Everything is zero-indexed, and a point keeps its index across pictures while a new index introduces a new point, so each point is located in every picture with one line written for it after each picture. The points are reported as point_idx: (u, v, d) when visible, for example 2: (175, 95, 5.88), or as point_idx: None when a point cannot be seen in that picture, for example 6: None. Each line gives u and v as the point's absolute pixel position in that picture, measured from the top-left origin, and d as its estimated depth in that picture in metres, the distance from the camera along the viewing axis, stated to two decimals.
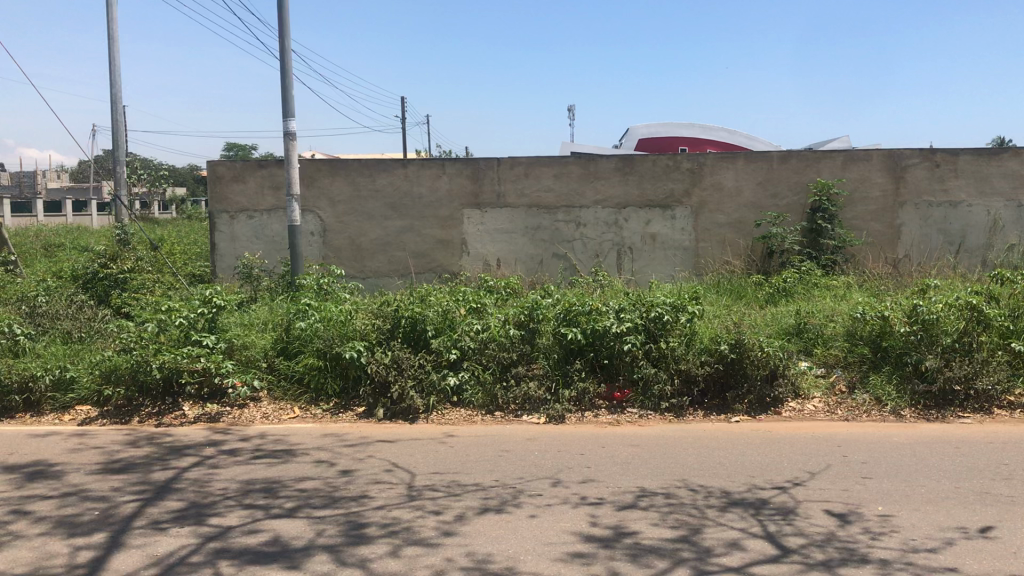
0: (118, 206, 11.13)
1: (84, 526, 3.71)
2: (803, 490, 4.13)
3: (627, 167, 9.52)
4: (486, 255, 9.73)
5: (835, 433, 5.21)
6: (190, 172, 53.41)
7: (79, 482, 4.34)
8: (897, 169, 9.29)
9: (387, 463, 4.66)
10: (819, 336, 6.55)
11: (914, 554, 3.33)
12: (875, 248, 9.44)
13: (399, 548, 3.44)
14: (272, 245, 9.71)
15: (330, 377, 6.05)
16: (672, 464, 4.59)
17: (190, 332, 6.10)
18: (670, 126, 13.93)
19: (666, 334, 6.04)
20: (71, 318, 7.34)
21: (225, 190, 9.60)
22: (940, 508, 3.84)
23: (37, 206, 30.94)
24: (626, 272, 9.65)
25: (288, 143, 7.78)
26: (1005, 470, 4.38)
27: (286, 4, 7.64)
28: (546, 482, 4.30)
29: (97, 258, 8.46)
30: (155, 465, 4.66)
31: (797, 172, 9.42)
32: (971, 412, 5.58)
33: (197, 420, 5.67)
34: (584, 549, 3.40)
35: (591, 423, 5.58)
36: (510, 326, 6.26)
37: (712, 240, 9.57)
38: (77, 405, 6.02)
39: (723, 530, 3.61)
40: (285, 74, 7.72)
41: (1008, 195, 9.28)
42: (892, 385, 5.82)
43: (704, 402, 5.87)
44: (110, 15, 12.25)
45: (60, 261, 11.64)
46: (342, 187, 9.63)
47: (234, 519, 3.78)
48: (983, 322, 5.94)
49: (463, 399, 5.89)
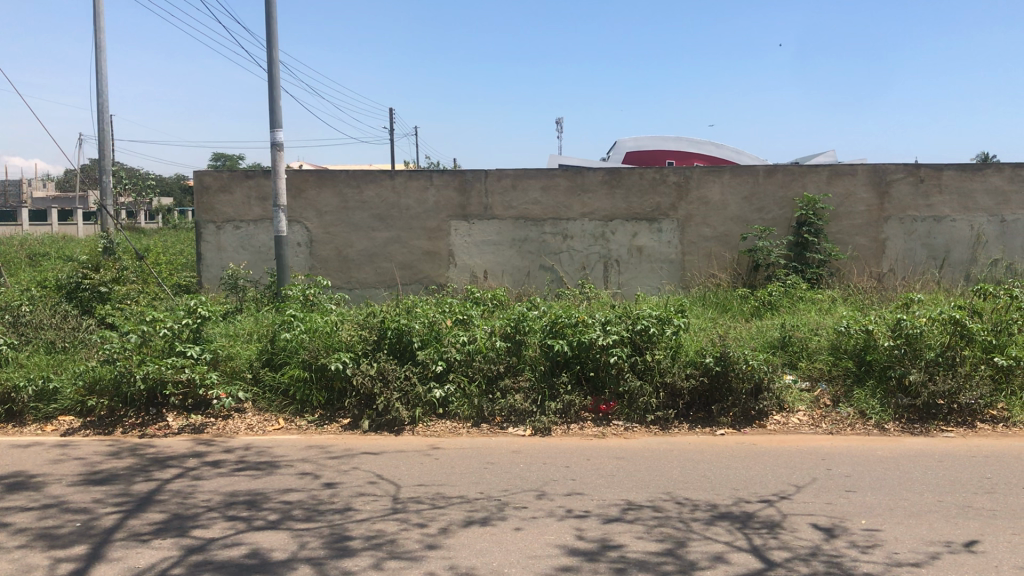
0: (104, 216, 11.09)
1: (65, 538, 3.66)
2: (788, 503, 4.15)
3: (614, 180, 9.56)
4: (474, 267, 9.74)
5: (818, 447, 5.22)
6: (179, 183, 53.67)
7: (60, 493, 4.29)
8: (882, 183, 9.39)
9: (371, 476, 4.63)
10: (804, 349, 6.62)
11: (899, 568, 3.35)
12: (860, 262, 9.52)
13: (382, 561, 3.41)
14: (259, 255, 9.69)
15: (315, 389, 6.02)
16: (657, 477, 4.59)
17: (175, 341, 6.06)
18: (659, 139, 14.11)
19: (652, 347, 6.06)
20: (55, 329, 7.32)
21: (212, 199, 9.57)
22: (924, 521, 3.86)
23: (22, 215, 30.87)
24: (613, 285, 9.70)
25: (275, 153, 7.78)
26: (987, 484, 4.40)
27: (275, 16, 7.67)
28: (531, 494, 4.29)
29: (81, 267, 8.35)
30: (138, 477, 4.61)
31: (782, 187, 9.51)
32: (955, 427, 5.60)
33: (181, 431, 5.62)
34: (569, 563, 3.39)
35: (577, 435, 5.57)
36: (497, 338, 6.24)
37: (698, 254, 9.63)
38: (60, 415, 5.95)
39: (709, 543, 3.61)
40: (272, 85, 7.73)
41: (991, 211, 9.39)
42: (875, 399, 5.85)
43: (689, 415, 5.89)
44: (96, 25, 12.22)
45: (42, 271, 11.61)
46: (330, 198, 9.63)
47: (217, 531, 3.74)
48: (966, 337, 5.97)
49: (449, 412, 5.89)
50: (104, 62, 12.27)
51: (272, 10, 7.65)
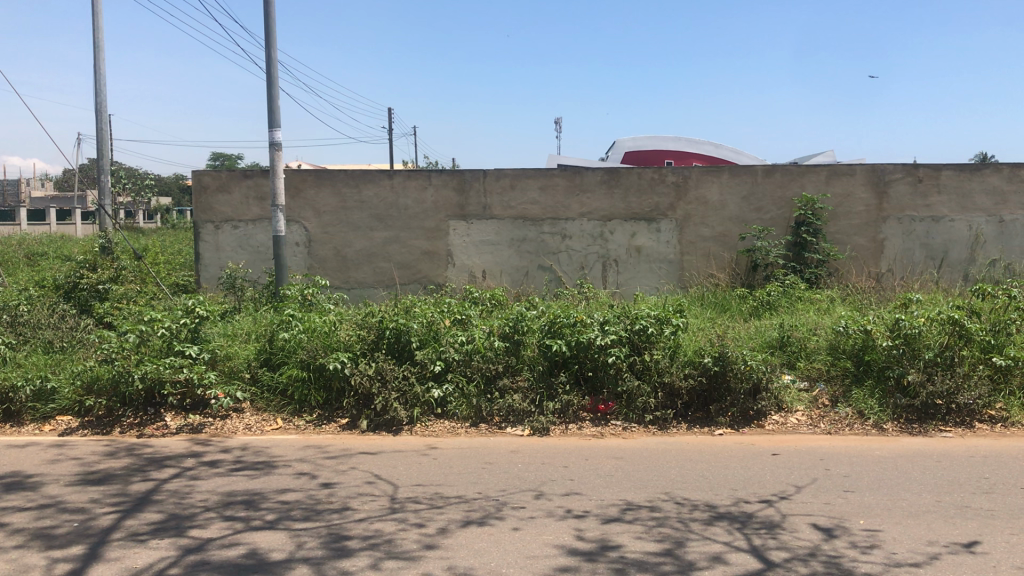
0: (102, 216, 11.06)
1: (62, 538, 3.66)
2: (787, 503, 4.15)
3: (612, 180, 9.56)
4: (473, 267, 9.73)
5: (816, 447, 5.22)
6: (178, 182, 53.37)
7: (57, 493, 4.28)
8: (881, 183, 9.39)
9: (369, 476, 4.62)
10: (803, 349, 6.62)
11: (897, 568, 3.35)
12: (858, 262, 9.53)
13: (380, 562, 3.41)
14: (258, 255, 9.68)
15: (314, 389, 6.01)
16: (655, 477, 4.59)
17: (173, 341, 6.05)
18: (658, 139, 14.12)
19: (650, 347, 6.06)
20: (53, 329, 7.31)
21: (210, 199, 9.56)
22: (922, 521, 3.86)
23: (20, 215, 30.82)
24: (611, 285, 9.70)
25: (273, 153, 7.77)
26: (986, 485, 4.40)
27: (272, 15, 7.66)
28: (530, 494, 4.29)
29: (79, 267, 8.33)
30: (135, 477, 4.61)
31: (781, 187, 9.51)
32: (953, 427, 5.60)
33: (179, 431, 5.61)
34: (567, 563, 3.38)
35: (575, 435, 5.57)
36: (496, 338, 6.23)
37: (696, 254, 9.62)
38: (58, 415, 5.94)
39: (707, 543, 3.61)
40: (269, 85, 7.72)
41: (990, 211, 9.40)
42: (874, 399, 5.85)
43: (688, 415, 5.89)
44: (94, 25, 12.21)
45: (39, 271, 11.57)
46: (329, 198, 9.62)
47: (214, 531, 3.74)
48: (965, 337, 5.98)
49: (447, 412, 5.88)
50: (102, 62, 12.26)
51: (269, 10, 7.64)
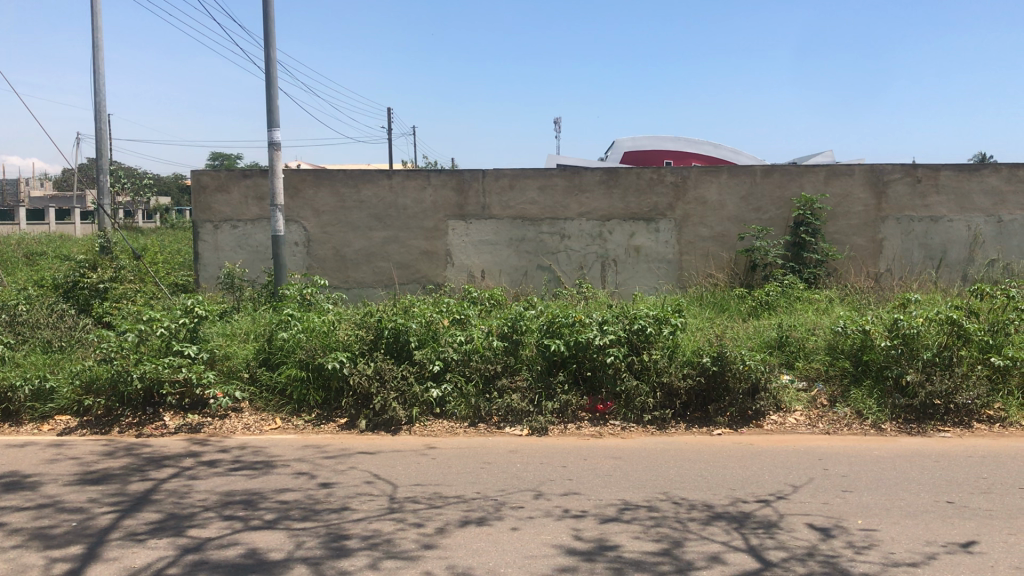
0: (101, 216, 11.04)
1: (60, 538, 3.66)
2: (785, 503, 4.15)
3: (610, 179, 9.57)
4: (471, 267, 9.73)
5: (815, 447, 5.23)
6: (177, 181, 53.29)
7: (56, 492, 4.29)
8: (879, 183, 9.40)
9: (368, 475, 4.62)
10: (801, 349, 6.63)
11: (895, 568, 3.35)
12: (857, 262, 9.54)
13: (379, 561, 3.41)
14: (256, 254, 9.68)
15: (312, 389, 6.01)
16: (654, 477, 4.60)
17: (172, 341, 6.05)
18: (657, 139, 14.13)
19: (648, 347, 6.07)
20: (52, 328, 7.30)
21: (209, 199, 9.56)
22: (919, 521, 3.87)
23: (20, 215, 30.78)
24: (610, 285, 9.70)
25: (272, 153, 7.77)
26: (984, 485, 4.41)
27: (271, 14, 7.66)
28: (529, 494, 4.29)
29: (77, 267, 8.31)
30: (133, 476, 4.60)
31: (779, 187, 9.52)
32: (952, 427, 5.61)
33: (177, 431, 5.60)
34: (566, 563, 3.39)
35: (574, 435, 5.57)
36: (494, 338, 6.23)
37: (695, 253, 9.63)
38: (57, 415, 5.94)
39: (705, 543, 3.61)
40: (268, 84, 7.72)
41: (988, 211, 9.40)
42: (872, 399, 5.85)
43: (687, 414, 5.90)
44: (93, 25, 12.20)
45: (38, 270, 11.55)
46: (328, 197, 9.62)
47: (213, 531, 3.74)
48: (963, 337, 5.98)
49: (445, 411, 5.88)
50: (101, 61, 12.25)
51: (268, 10, 7.65)
